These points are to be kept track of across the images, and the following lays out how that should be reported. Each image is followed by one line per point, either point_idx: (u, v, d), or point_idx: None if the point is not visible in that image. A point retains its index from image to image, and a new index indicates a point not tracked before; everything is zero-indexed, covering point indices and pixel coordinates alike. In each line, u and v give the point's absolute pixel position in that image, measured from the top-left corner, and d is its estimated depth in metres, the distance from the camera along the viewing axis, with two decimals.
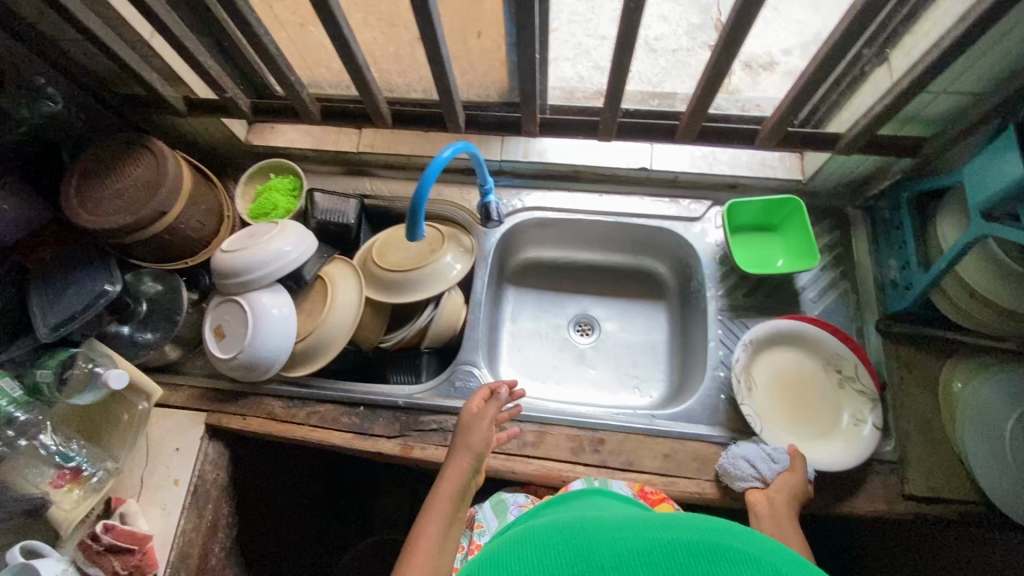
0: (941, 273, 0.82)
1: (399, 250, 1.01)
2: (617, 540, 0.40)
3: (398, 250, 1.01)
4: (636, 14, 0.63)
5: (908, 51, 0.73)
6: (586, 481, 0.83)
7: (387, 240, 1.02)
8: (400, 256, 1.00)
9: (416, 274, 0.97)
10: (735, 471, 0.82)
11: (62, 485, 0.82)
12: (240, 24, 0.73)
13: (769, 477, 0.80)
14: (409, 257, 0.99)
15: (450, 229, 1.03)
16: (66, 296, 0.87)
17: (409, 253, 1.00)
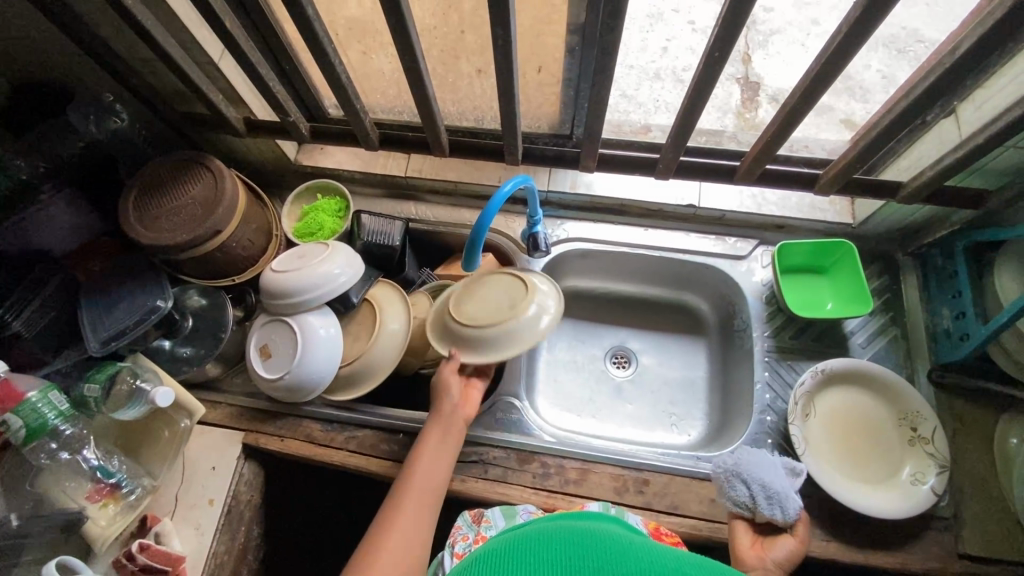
0: (1003, 326, 0.81)
1: (474, 304, 0.89)
2: (638, 560, 0.44)
3: (475, 304, 0.89)
4: (719, 63, 0.63)
5: (979, 106, 0.73)
6: (601, 505, 0.83)
7: (463, 293, 0.92)
8: (477, 311, 0.88)
9: (492, 332, 0.85)
10: (732, 489, 0.76)
11: (97, 500, 0.81)
12: (316, 52, 0.74)
13: (760, 513, 0.75)
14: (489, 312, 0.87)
15: (531, 278, 0.91)
16: (117, 310, 0.87)
17: (489, 308, 0.88)
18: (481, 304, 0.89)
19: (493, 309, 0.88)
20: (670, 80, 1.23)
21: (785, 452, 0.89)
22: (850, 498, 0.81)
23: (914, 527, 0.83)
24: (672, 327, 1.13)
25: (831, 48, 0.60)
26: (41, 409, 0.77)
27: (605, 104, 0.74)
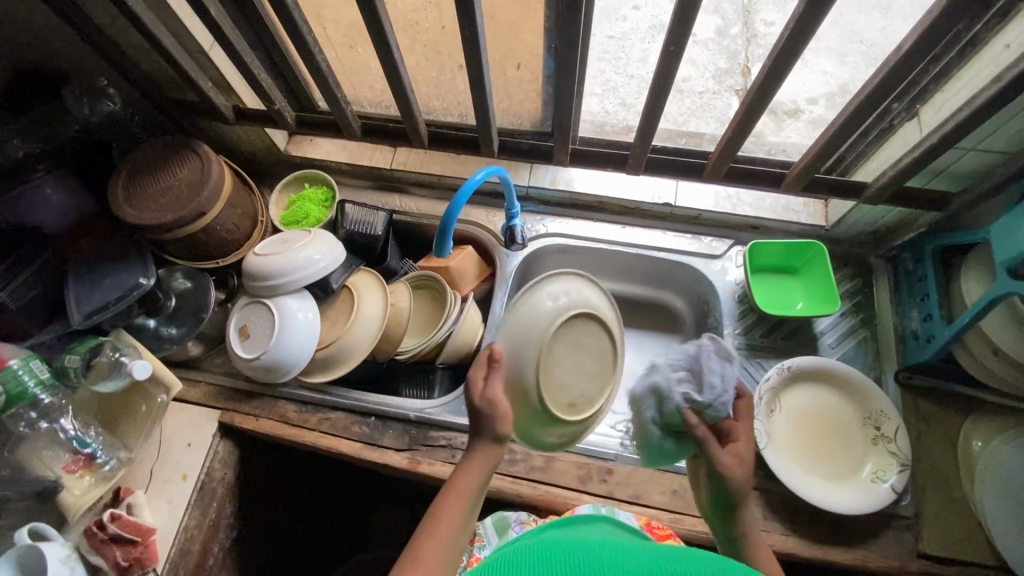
0: (964, 328, 0.82)
1: (565, 371, 0.64)
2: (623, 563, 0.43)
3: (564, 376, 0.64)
4: (675, 57, 0.66)
5: (938, 108, 0.74)
6: (592, 506, 0.84)
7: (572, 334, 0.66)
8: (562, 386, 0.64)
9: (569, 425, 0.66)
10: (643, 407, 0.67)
11: (74, 470, 0.84)
12: (298, 42, 0.77)
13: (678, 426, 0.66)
14: (573, 394, 0.65)
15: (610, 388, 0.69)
16: (102, 286, 0.90)
17: (573, 376, 0.65)
18: (568, 370, 0.65)
19: (575, 375, 0.65)
20: (668, 90, 1.25)
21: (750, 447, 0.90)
22: (810, 494, 0.82)
23: (874, 525, 0.84)
24: (650, 325, 1.15)
25: (778, 46, 0.63)
26: (23, 377, 0.81)
27: (572, 97, 0.76)
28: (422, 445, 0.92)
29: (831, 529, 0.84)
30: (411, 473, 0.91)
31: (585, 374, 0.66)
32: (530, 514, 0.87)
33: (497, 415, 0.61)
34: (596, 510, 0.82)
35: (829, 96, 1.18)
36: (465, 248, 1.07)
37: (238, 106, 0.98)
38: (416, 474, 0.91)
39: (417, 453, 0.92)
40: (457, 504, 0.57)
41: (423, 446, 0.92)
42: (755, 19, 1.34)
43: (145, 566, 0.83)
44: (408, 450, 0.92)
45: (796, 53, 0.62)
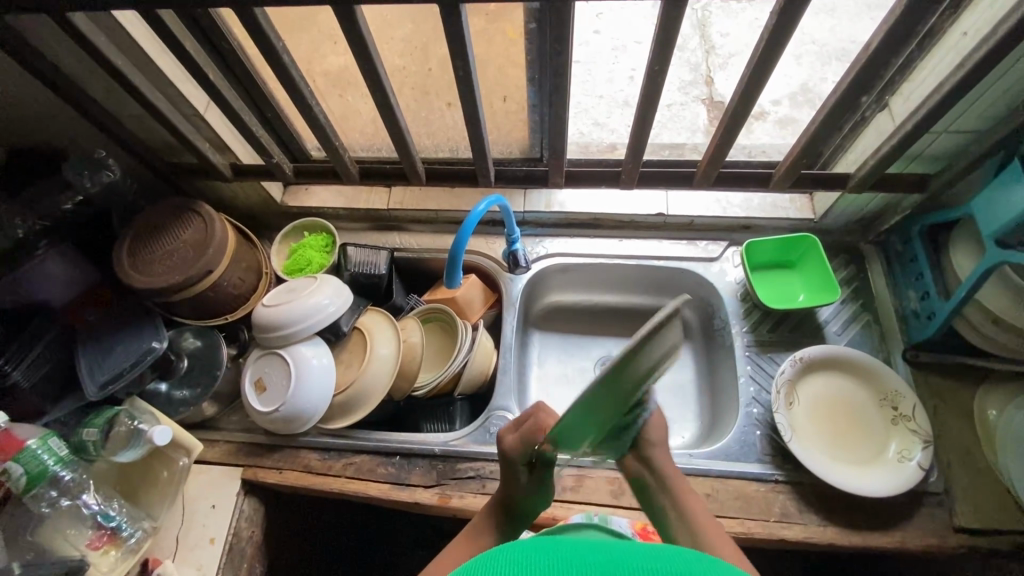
0: (963, 301, 0.85)
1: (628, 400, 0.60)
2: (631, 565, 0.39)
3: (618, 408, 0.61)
4: (659, 75, 0.69)
5: (906, 97, 0.79)
6: (586, 516, 0.84)
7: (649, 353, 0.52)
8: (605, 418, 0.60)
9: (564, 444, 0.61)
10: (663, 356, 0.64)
11: (99, 547, 0.82)
12: (295, 97, 0.79)
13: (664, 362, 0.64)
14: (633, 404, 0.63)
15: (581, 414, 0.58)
16: (113, 355, 0.89)
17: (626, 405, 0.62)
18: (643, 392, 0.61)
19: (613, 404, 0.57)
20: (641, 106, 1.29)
21: (775, 442, 0.90)
22: (840, 480, 0.83)
23: (907, 504, 0.85)
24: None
25: (755, 54, 0.66)
26: (42, 455, 0.79)
27: (564, 122, 0.79)
28: (450, 478, 0.92)
29: (868, 515, 0.84)
30: (441, 508, 0.90)
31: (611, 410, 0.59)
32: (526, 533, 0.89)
33: (522, 506, 0.69)
34: (588, 518, 0.83)
35: (802, 96, 1.23)
36: (470, 278, 1.08)
37: (235, 163, 1.00)
38: (447, 509, 0.90)
39: (446, 487, 0.91)
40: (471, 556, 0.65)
41: (452, 479, 0.92)
42: (711, 31, 1.39)
43: None
44: (437, 485, 0.92)
45: (774, 59, 0.66)
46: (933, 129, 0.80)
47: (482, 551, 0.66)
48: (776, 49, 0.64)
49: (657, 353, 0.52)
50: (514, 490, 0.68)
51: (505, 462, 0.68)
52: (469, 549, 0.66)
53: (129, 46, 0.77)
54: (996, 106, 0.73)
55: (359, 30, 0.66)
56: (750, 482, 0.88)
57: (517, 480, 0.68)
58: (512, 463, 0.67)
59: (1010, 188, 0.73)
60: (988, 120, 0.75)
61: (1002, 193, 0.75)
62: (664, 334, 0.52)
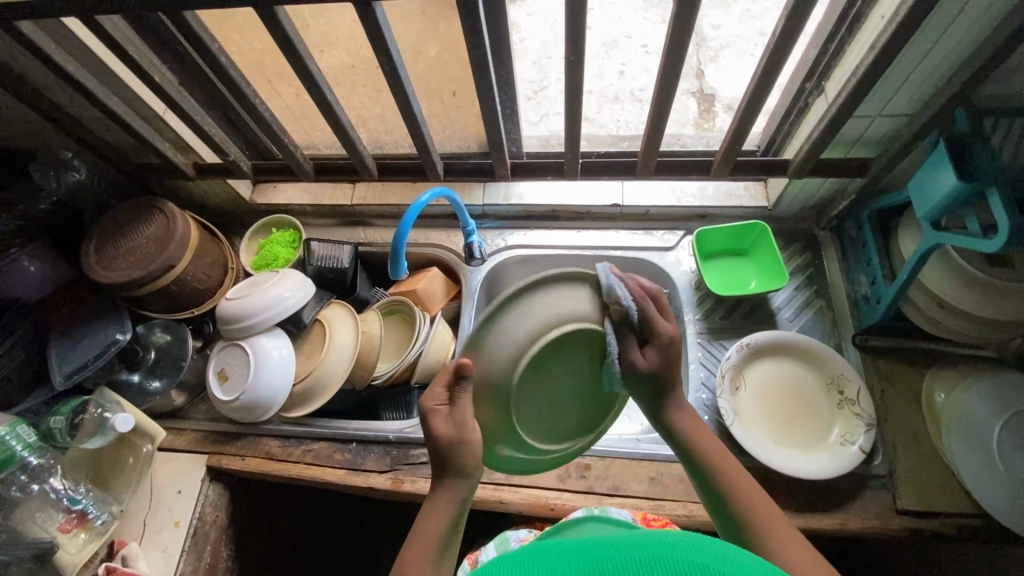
0: (905, 284, 0.85)
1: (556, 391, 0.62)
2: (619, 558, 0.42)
3: (546, 407, 0.62)
4: (577, 66, 0.71)
5: (837, 81, 0.79)
6: (585, 509, 0.85)
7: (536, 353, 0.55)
8: (539, 416, 0.63)
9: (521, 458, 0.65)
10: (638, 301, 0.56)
11: (68, 529, 0.86)
12: (240, 97, 0.83)
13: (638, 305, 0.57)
14: (571, 399, 0.64)
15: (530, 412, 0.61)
16: (80, 347, 0.94)
17: (561, 400, 0.63)
18: (573, 381, 0.62)
19: (530, 397, 0.59)
20: (630, 101, 1.31)
21: (722, 426, 0.92)
22: (780, 464, 0.84)
23: (850, 487, 0.85)
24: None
25: (668, 41, 0.68)
26: (11, 442, 0.84)
27: (497, 115, 0.81)
28: (403, 464, 0.95)
29: (811, 498, 0.85)
30: (394, 492, 0.93)
31: (536, 407, 0.61)
32: (529, 532, 0.92)
33: (456, 454, 0.57)
34: (589, 511, 0.83)
35: None
36: (429, 271, 1.11)
37: (198, 162, 1.04)
38: (399, 493, 0.92)
39: (400, 472, 0.94)
40: (439, 516, 0.58)
41: (405, 465, 0.95)
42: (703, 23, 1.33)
43: None
44: (391, 471, 0.94)
45: (686, 46, 0.67)
46: (866, 113, 0.80)
47: (450, 505, 0.58)
48: (685, 36, 0.65)
49: (532, 336, 0.54)
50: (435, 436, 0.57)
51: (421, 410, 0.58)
52: (437, 510, 0.58)
53: (82, 52, 0.81)
54: (922, 87, 0.73)
55: (285, 31, 0.69)
56: None
57: (443, 425, 0.57)
58: (428, 406, 0.58)
59: (936, 170, 0.74)
60: (917, 101, 0.76)
61: (930, 175, 0.75)
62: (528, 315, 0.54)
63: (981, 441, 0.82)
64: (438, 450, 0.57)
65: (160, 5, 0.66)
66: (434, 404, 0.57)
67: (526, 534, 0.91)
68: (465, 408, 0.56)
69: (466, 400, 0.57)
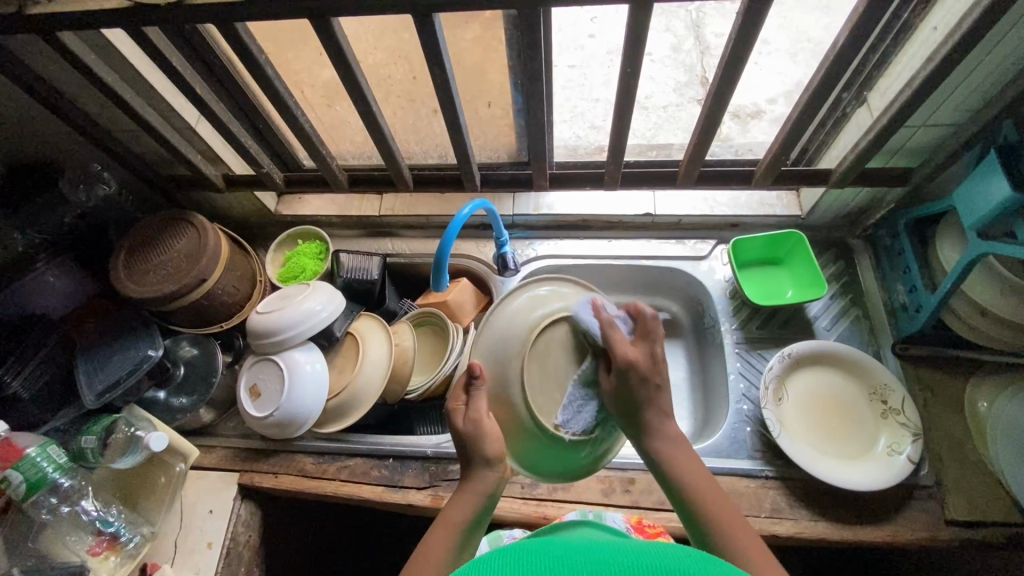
0: (948, 293, 0.85)
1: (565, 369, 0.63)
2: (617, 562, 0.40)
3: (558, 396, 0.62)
4: (631, 78, 0.71)
5: (882, 93, 0.80)
6: (580, 513, 0.85)
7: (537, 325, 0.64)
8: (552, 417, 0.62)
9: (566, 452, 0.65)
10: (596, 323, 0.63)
11: (99, 552, 0.83)
12: (282, 109, 0.81)
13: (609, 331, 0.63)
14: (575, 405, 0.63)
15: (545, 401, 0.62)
16: (110, 364, 0.91)
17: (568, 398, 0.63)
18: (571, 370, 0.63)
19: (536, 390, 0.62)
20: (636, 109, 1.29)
21: (765, 438, 0.91)
22: (828, 475, 0.83)
23: (898, 497, 0.85)
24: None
25: (725, 54, 0.67)
26: (40, 463, 0.80)
27: (543, 125, 0.81)
28: (442, 480, 0.93)
29: (859, 509, 0.84)
30: (434, 509, 0.91)
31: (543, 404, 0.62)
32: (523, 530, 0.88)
33: (477, 444, 0.60)
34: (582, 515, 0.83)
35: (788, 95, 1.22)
36: (460, 282, 1.10)
37: (227, 174, 1.03)
38: (440, 510, 0.91)
39: (439, 488, 0.92)
40: (461, 506, 0.60)
41: (444, 481, 0.93)
42: (706, 31, 1.37)
43: None
44: (430, 487, 0.93)
45: (743, 59, 0.67)
46: (911, 123, 0.80)
47: (478, 497, 0.60)
48: (743, 50, 0.65)
49: (516, 321, 0.64)
50: (460, 430, 0.62)
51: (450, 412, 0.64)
52: (464, 497, 0.61)
53: (120, 64, 0.80)
54: (972, 98, 0.74)
55: (337, 43, 0.68)
56: (741, 478, 0.88)
57: (465, 421, 0.62)
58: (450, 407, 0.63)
59: (986, 180, 0.74)
60: (964, 112, 0.76)
61: (978, 185, 0.75)
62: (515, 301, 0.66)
63: None
64: (464, 445, 0.62)
65: (213, 16, 0.65)
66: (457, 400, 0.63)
67: (519, 533, 0.86)
68: (478, 404, 0.61)
69: (480, 395, 0.62)
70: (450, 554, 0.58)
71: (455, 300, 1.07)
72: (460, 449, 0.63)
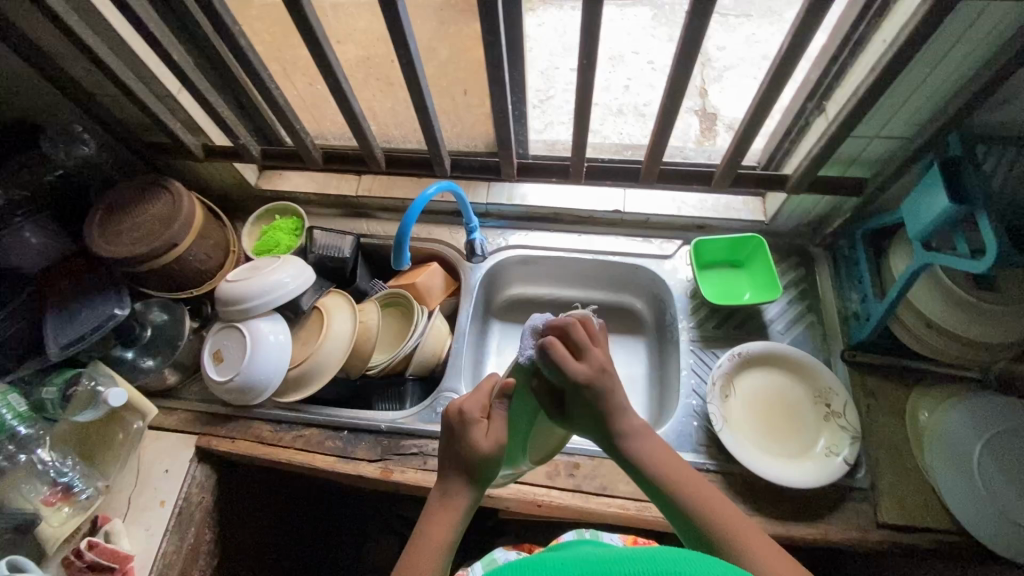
0: (894, 302, 0.87)
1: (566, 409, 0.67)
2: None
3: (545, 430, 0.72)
4: (588, 71, 0.73)
5: (838, 102, 0.82)
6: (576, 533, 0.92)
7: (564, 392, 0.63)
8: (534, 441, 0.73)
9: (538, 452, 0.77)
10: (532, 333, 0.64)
11: (53, 503, 0.86)
12: (256, 81, 0.84)
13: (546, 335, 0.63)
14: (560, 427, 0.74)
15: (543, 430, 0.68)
16: (78, 318, 0.94)
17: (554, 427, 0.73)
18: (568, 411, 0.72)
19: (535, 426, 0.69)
20: (633, 115, 1.31)
21: (710, 433, 0.93)
22: (766, 471, 0.85)
23: (833, 498, 0.87)
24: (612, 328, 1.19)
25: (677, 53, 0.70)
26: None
27: (508, 113, 0.83)
28: (394, 454, 0.95)
29: (794, 506, 0.86)
30: (383, 482, 0.93)
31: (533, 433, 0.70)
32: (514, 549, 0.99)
33: (489, 464, 0.59)
34: (579, 536, 0.91)
35: None
36: (430, 265, 1.12)
37: (207, 144, 1.05)
38: (389, 483, 0.93)
39: (390, 462, 0.94)
40: (442, 527, 0.57)
41: (396, 455, 0.95)
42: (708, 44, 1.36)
43: None
44: (381, 460, 0.95)
45: (693, 58, 0.69)
46: (864, 133, 0.83)
47: (457, 519, 0.58)
48: (693, 49, 0.68)
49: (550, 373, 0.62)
50: (476, 446, 0.59)
51: (460, 418, 0.60)
52: (446, 516, 0.58)
53: (101, 27, 0.82)
54: (919, 112, 0.76)
55: (307, 19, 0.70)
56: None
57: (478, 440, 0.59)
58: (468, 418, 0.60)
59: (929, 192, 0.76)
60: (914, 125, 0.78)
61: (923, 197, 0.78)
62: (574, 339, 0.62)
63: (963, 461, 0.85)
64: (471, 460, 0.59)
65: None
66: (474, 410, 0.60)
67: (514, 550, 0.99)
68: (500, 422, 0.60)
69: (503, 415, 0.61)
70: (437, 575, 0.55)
71: (422, 283, 1.09)
72: (458, 459, 0.59)
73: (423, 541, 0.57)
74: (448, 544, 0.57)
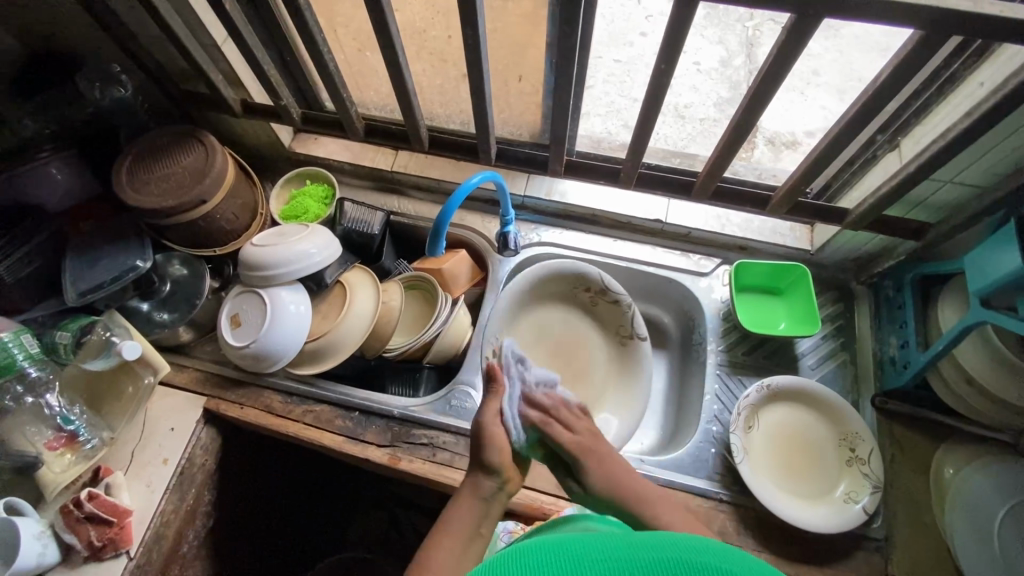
0: (940, 354, 0.83)
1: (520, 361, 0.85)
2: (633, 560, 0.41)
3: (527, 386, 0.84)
4: (665, 75, 0.69)
5: (917, 139, 0.77)
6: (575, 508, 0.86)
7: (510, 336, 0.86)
8: None
9: None
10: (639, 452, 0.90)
11: (56, 448, 0.84)
12: (308, 42, 0.80)
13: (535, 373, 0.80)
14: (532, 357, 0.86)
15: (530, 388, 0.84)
16: (99, 266, 0.92)
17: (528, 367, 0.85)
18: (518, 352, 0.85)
19: None
20: (672, 116, 1.24)
21: (727, 462, 0.91)
22: (783, 512, 0.83)
23: (846, 546, 0.85)
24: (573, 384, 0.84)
25: (764, 68, 0.66)
26: (12, 348, 0.82)
27: (568, 108, 0.79)
28: (403, 442, 0.93)
29: (804, 546, 0.84)
30: (391, 469, 0.92)
31: None
32: (518, 523, 0.88)
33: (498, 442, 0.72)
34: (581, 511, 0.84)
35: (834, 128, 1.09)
36: (457, 251, 1.08)
37: (246, 100, 1.01)
38: (396, 470, 0.91)
39: (399, 449, 0.93)
40: (472, 509, 0.66)
41: (405, 443, 0.93)
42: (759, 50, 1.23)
43: (118, 548, 0.83)
44: (390, 446, 0.93)
45: (780, 78, 0.65)
46: (939, 177, 0.78)
47: (476, 504, 0.66)
48: (785, 68, 0.63)
49: None
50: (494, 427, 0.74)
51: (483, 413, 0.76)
52: (465, 502, 0.67)
53: None
54: (1004, 162, 0.71)
55: None
56: (696, 497, 0.88)
57: (494, 424, 0.74)
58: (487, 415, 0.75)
59: (1000, 248, 0.72)
60: (993, 176, 0.74)
61: (991, 253, 0.74)
62: None
63: (983, 526, 0.83)
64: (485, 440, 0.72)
65: None
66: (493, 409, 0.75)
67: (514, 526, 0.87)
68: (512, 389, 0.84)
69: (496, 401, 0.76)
70: (464, 553, 0.61)
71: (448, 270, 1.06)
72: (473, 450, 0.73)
73: (452, 523, 0.64)
74: (470, 521, 0.64)
